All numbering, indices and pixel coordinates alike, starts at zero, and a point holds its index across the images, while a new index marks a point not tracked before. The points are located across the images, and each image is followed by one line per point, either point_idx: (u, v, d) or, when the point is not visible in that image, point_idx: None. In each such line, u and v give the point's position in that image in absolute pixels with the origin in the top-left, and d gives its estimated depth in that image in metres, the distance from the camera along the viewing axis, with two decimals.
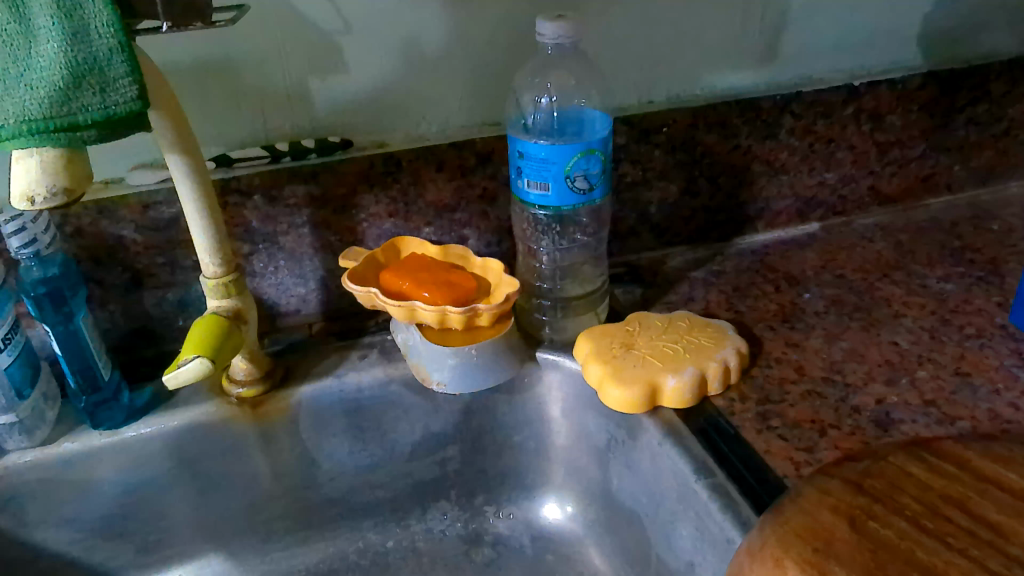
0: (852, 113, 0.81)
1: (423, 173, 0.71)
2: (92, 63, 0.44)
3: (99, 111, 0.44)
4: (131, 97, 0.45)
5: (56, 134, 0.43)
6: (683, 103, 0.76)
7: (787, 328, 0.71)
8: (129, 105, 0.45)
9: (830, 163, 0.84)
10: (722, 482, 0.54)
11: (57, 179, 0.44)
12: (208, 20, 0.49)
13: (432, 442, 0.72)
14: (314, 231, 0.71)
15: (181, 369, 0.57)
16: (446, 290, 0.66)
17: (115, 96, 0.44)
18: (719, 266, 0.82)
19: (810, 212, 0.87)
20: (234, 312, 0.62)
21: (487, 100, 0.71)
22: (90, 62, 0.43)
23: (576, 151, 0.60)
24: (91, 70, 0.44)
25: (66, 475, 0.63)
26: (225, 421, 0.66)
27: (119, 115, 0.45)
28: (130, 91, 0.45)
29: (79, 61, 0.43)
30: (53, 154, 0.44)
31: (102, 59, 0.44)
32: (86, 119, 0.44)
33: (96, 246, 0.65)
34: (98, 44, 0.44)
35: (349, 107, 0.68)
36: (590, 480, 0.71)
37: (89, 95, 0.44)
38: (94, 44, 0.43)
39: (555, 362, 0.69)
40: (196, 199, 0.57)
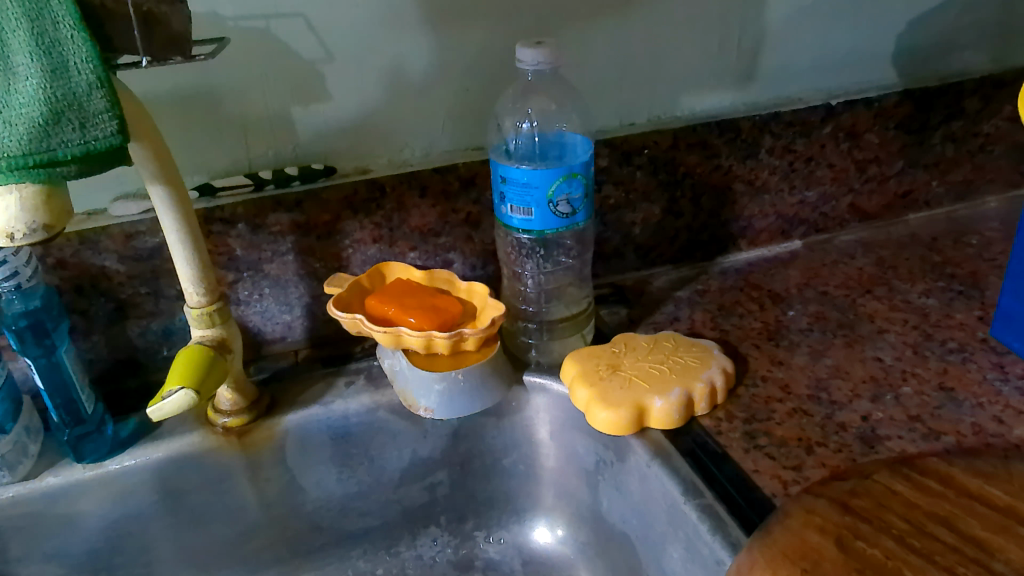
0: (830, 132, 0.82)
1: (406, 198, 0.71)
2: (71, 99, 0.44)
3: (79, 146, 0.44)
4: (111, 132, 0.45)
5: (35, 170, 0.44)
6: (663, 125, 0.77)
7: (772, 346, 0.72)
8: (109, 139, 0.45)
9: (811, 181, 0.85)
10: (711, 503, 0.54)
11: (37, 216, 0.45)
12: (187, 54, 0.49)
13: (421, 468, 0.71)
14: (299, 258, 0.71)
15: (165, 401, 0.57)
16: (431, 315, 0.67)
17: (95, 131, 0.45)
18: (704, 285, 0.83)
19: (792, 230, 0.88)
20: (218, 341, 0.61)
21: (470, 125, 0.71)
22: (70, 98, 0.44)
23: (558, 175, 0.61)
24: (71, 106, 0.44)
25: (49, 510, 0.62)
26: (211, 452, 0.65)
27: (99, 150, 0.45)
28: (110, 126, 0.45)
29: (59, 97, 0.43)
30: (32, 191, 0.45)
31: (81, 95, 0.44)
32: (65, 154, 0.44)
33: (79, 277, 0.65)
34: (77, 80, 0.44)
35: (332, 134, 0.68)
36: (580, 502, 0.70)
37: (68, 130, 0.44)
38: (73, 80, 0.44)
39: (541, 385, 0.69)
40: (179, 229, 0.57)
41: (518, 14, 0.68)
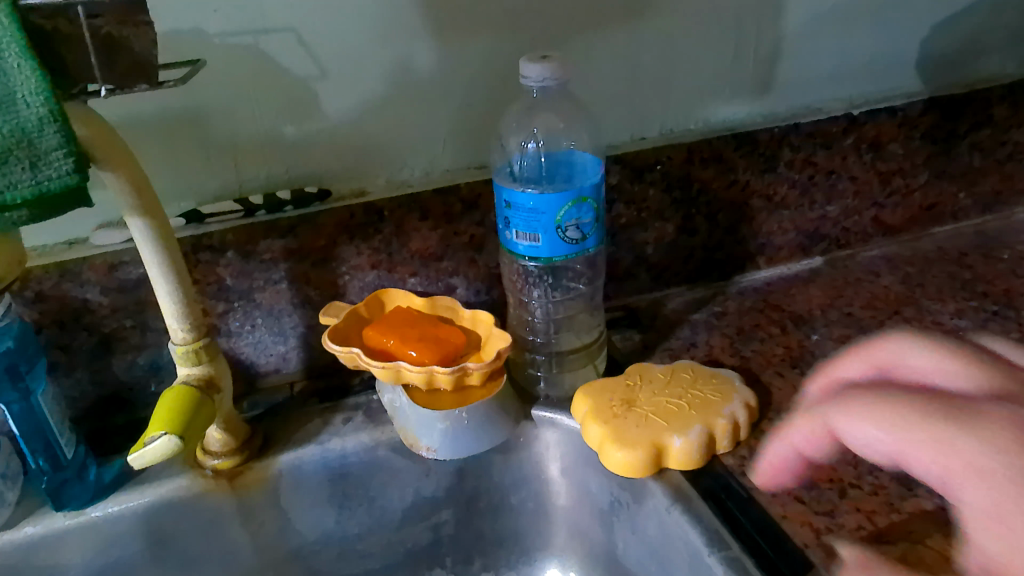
0: (852, 143, 0.78)
1: (406, 221, 0.67)
2: (20, 135, 0.40)
3: (31, 188, 0.41)
4: (66, 171, 0.41)
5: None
6: (677, 138, 0.73)
7: (797, 374, 0.67)
8: (64, 179, 0.41)
9: (832, 195, 0.80)
10: (739, 556, 0.50)
11: None
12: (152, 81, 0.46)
13: (425, 507, 0.67)
14: (293, 286, 0.67)
15: (148, 447, 0.53)
16: (433, 346, 0.62)
17: (48, 170, 0.41)
18: (721, 306, 0.78)
19: (813, 246, 0.83)
20: (206, 380, 0.57)
21: (472, 143, 0.67)
22: (18, 134, 0.40)
23: (567, 200, 0.57)
24: (20, 142, 0.40)
25: (27, 562, 0.58)
26: (201, 497, 0.61)
27: (53, 191, 0.41)
28: (65, 165, 0.41)
29: (6, 133, 0.39)
30: None
31: (31, 131, 0.40)
32: (14, 197, 0.40)
33: (60, 310, 0.61)
34: (26, 114, 0.40)
35: (326, 155, 0.64)
36: (594, 543, 0.66)
37: (18, 170, 0.40)
38: (21, 115, 0.40)
39: (551, 420, 0.65)
40: (161, 263, 0.53)
41: (522, 25, 0.64)
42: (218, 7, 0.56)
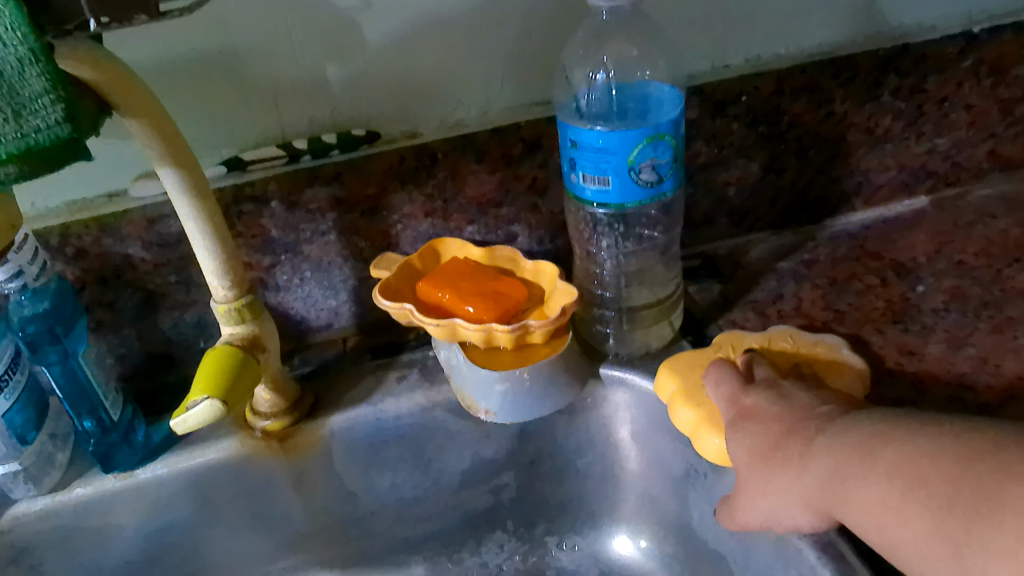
0: (970, 67, 0.67)
1: (461, 166, 0.61)
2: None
3: (16, 142, 0.37)
4: (55, 122, 0.38)
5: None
6: (766, 66, 0.64)
7: (899, 331, 0.60)
8: (53, 130, 0.38)
9: (943, 127, 0.70)
10: (835, 541, 0.44)
11: None
12: (153, 12, 0.40)
13: (485, 470, 0.63)
14: (343, 238, 0.62)
15: (191, 412, 0.49)
16: (492, 302, 0.57)
17: (34, 121, 0.37)
18: (811, 254, 0.70)
19: (917, 185, 0.74)
20: (250, 339, 0.54)
21: (535, 76, 0.60)
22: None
23: (642, 137, 0.50)
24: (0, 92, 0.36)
25: (81, 523, 0.56)
26: (251, 459, 0.58)
27: (41, 145, 0.38)
28: (53, 113, 0.37)
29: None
30: None
31: (13, 76, 0.36)
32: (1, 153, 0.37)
33: (101, 268, 0.58)
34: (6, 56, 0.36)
35: (373, 94, 0.58)
36: (666, 512, 0.61)
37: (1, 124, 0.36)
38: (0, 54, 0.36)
39: (621, 379, 0.60)
40: (197, 216, 0.49)
41: None
42: None
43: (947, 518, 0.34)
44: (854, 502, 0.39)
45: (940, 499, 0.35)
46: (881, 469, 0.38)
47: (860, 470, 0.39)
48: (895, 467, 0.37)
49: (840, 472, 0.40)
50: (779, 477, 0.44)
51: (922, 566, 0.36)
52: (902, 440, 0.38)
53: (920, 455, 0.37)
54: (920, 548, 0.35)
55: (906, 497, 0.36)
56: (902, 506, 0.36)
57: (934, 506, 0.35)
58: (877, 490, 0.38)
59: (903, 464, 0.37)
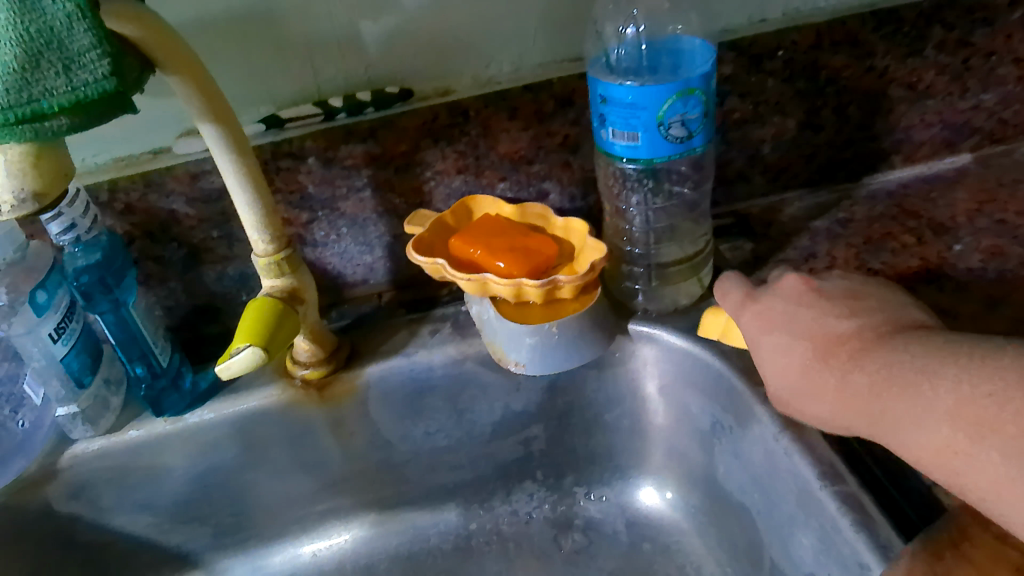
0: (1021, 18, 0.65)
1: (493, 122, 0.62)
2: (49, 36, 0.37)
3: (66, 94, 0.38)
4: (102, 75, 0.39)
5: (20, 124, 0.38)
6: (804, 19, 0.63)
7: (933, 290, 0.60)
8: (100, 83, 0.39)
9: (989, 81, 0.68)
10: (855, 492, 0.45)
11: (26, 182, 0.40)
12: None
13: (515, 422, 0.65)
14: (377, 194, 0.64)
15: (233, 359, 0.52)
16: (522, 258, 0.58)
17: (83, 74, 0.38)
18: (846, 213, 0.70)
19: (961, 142, 0.72)
20: (289, 291, 0.56)
21: (568, 32, 0.60)
22: (47, 35, 0.37)
23: (672, 92, 0.50)
24: (50, 45, 0.37)
25: (135, 463, 0.60)
26: (291, 407, 0.61)
27: (90, 97, 0.39)
28: (101, 68, 0.39)
29: (33, 34, 0.37)
30: (18, 152, 0.39)
31: (61, 30, 0.37)
32: (51, 105, 0.38)
33: (149, 222, 0.60)
34: (53, 11, 0.37)
35: (406, 51, 0.59)
36: (693, 465, 0.62)
37: (52, 76, 0.38)
38: (48, 10, 0.37)
39: (649, 335, 0.60)
40: (237, 171, 0.51)
41: None
42: None
43: (1022, 470, 0.33)
44: (913, 442, 0.38)
45: (1018, 447, 0.33)
46: (942, 410, 0.36)
47: (913, 413, 0.38)
48: (953, 405, 0.36)
49: (899, 404, 0.39)
50: (823, 412, 0.44)
51: (999, 507, 0.34)
52: (973, 373, 0.36)
53: (984, 396, 0.35)
54: (992, 488, 0.34)
55: (976, 441, 0.34)
56: (971, 451, 0.35)
57: (1011, 454, 0.33)
58: (938, 433, 0.36)
59: (959, 405, 0.36)
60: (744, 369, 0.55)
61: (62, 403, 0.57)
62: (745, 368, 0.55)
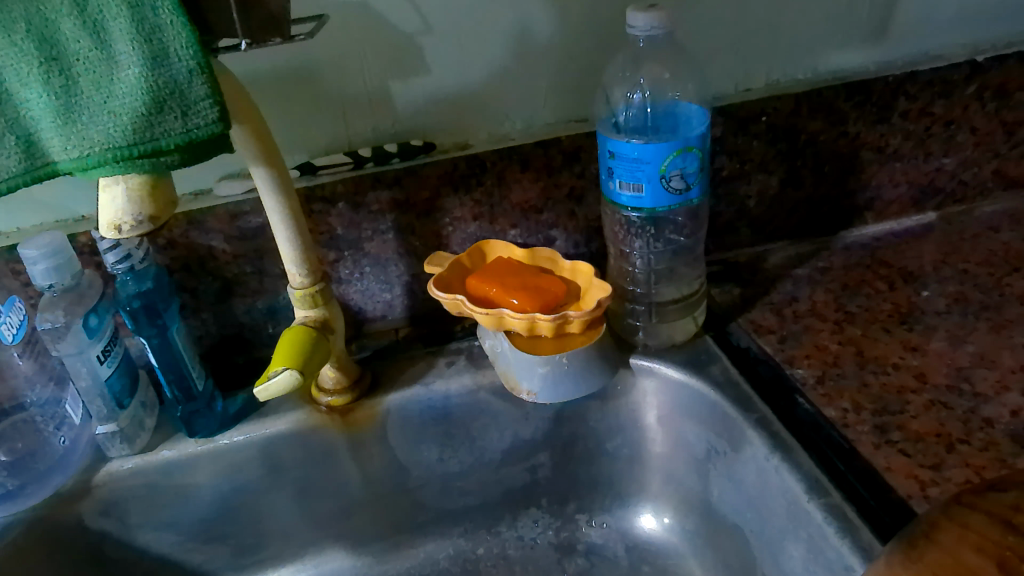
0: (975, 91, 0.73)
1: (508, 174, 0.68)
2: (172, 87, 0.42)
3: (181, 135, 0.43)
4: (212, 120, 0.44)
5: (140, 162, 0.43)
6: (784, 89, 0.71)
7: (904, 330, 0.66)
8: (210, 128, 0.44)
9: (950, 147, 0.76)
10: (839, 503, 0.50)
11: (143, 208, 0.44)
12: (286, 35, 0.47)
13: (523, 449, 0.69)
14: (399, 236, 0.69)
15: (271, 382, 0.57)
16: (534, 295, 0.64)
17: (197, 119, 0.43)
18: (825, 262, 0.76)
19: (926, 201, 0.80)
20: (321, 321, 0.61)
21: (576, 95, 0.68)
22: (171, 86, 0.42)
23: (672, 149, 0.57)
24: (172, 94, 0.43)
25: (166, 481, 0.64)
26: (316, 430, 0.66)
27: (201, 139, 0.44)
28: (211, 114, 0.44)
29: (160, 85, 0.42)
30: (138, 182, 0.44)
31: (183, 82, 0.43)
32: (168, 144, 0.43)
33: (188, 256, 0.65)
34: (179, 67, 0.42)
35: (430, 109, 0.66)
36: (689, 491, 0.67)
37: (170, 120, 0.43)
38: (174, 67, 0.42)
39: (650, 369, 0.66)
40: (282, 210, 0.56)
41: None
42: None
43: None
44: None
45: None
46: None
47: None
48: None
49: None
50: None
51: None
52: None
53: None
54: None
55: None
56: None
57: None
58: None
59: None
60: (736, 398, 0.60)
61: (102, 422, 0.62)
62: (737, 397, 0.61)
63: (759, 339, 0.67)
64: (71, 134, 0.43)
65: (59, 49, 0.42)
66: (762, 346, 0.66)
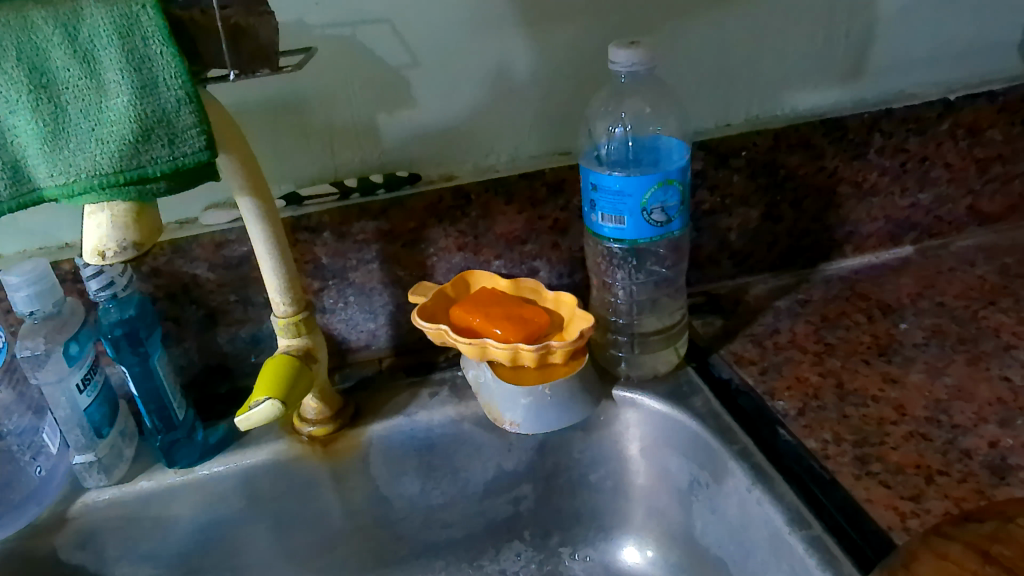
0: (948, 129, 0.75)
1: (493, 205, 0.69)
2: (161, 115, 0.43)
3: (168, 163, 0.44)
4: (199, 148, 0.44)
5: (126, 188, 0.44)
6: (763, 125, 0.72)
7: (883, 361, 0.67)
8: (197, 156, 0.44)
9: (925, 183, 0.78)
10: (820, 535, 0.50)
11: (128, 233, 0.44)
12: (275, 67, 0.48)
13: (506, 481, 0.69)
14: (384, 266, 0.70)
15: (253, 411, 0.57)
16: (517, 325, 0.64)
17: (184, 147, 0.44)
18: (805, 294, 0.77)
19: (904, 235, 0.81)
20: (304, 350, 0.61)
21: (560, 129, 0.69)
22: (159, 114, 0.43)
23: (653, 182, 0.58)
24: (160, 123, 0.43)
25: (144, 513, 0.64)
26: (298, 460, 0.65)
27: (187, 166, 0.44)
28: (198, 142, 0.44)
29: (148, 113, 0.43)
30: (123, 208, 0.44)
31: (171, 111, 0.43)
32: (155, 171, 0.44)
33: (172, 285, 0.65)
34: (167, 96, 0.43)
35: (416, 141, 0.66)
36: (672, 523, 0.67)
37: (158, 147, 0.43)
38: (163, 96, 0.43)
39: (633, 400, 0.66)
40: (267, 239, 0.57)
41: (609, 13, 0.65)
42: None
43: None
44: None
45: None
46: None
47: None
48: None
49: None
50: None
51: None
52: None
53: None
54: None
55: None
56: None
57: None
58: None
59: None
60: (718, 429, 0.61)
61: (80, 451, 0.61)
62: (719, 428, 0.61)
63: (741, 370, 0.68)
64: (57, 161, 0.43)
65: (49, 77, 0.42)
66: (743, 378, 0.67)
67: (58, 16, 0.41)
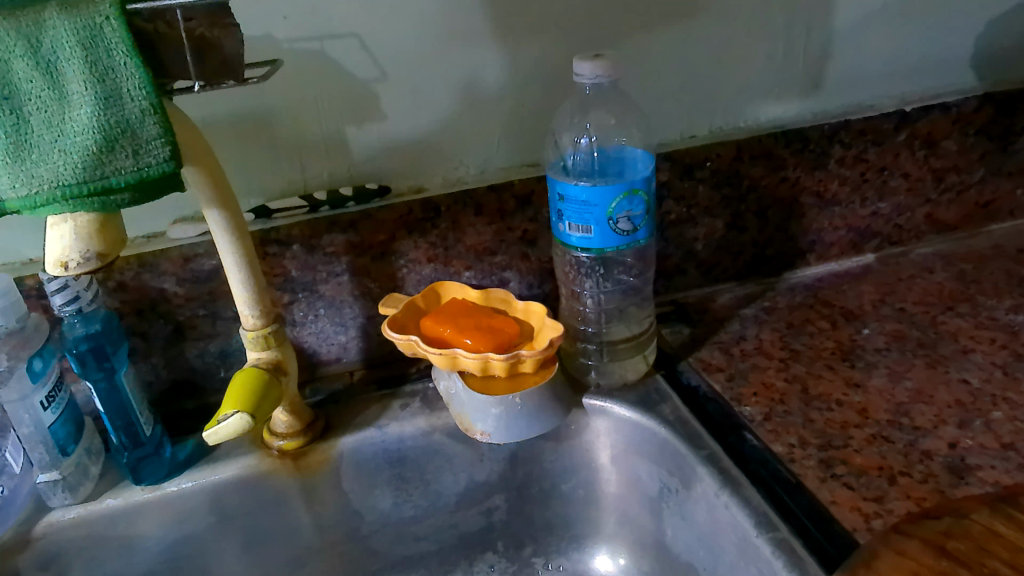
0: (905, 140, 0.78)
1: (462, 217, 0.69)
2: (125, 126, 0.43)
3: (132, 173, 0.44)
4: (164, 158, 0.44)
5: (89, 199, 0.43)
6: (727, 136, 0.74)
7: (846, 366, 0.68)
8: (161, 165, 0.44)
9: (884, 192, 0.80)
10: (787, 537, 0.51)
11: (91, 244, 0.45)
12: (240, 78, 0.48)
13: (477, 492, 0.69)
14: (354, 279, 0.70)
15: (221, 425, 0.56)
16: (487, 335, 0.64)
17: (148, 157, 0.44)
18: (770, 302, 0.79)
19: (865, 244, 0.83)
20: (274, 363, 0.61)
21: (527, 141, 0.70)
22: (123, 125, 0.43)
23: (619, 192, 0.59)
24: (124, 133, 0.43)
25: (109, 532, 0.63)
26: (268, 475, 0.65)
27: (152, 176, 0.44)
28: (163, 152, 0.44)
29: (112, 124, 0.43)
30: (86, 219, 0.44)
31: (134, 121, 0.43)
32: (119, 182, 0.44)
33: (139, 299, 0.65)
34: (131, 106, 0.43)
35: (386, 153, 0.67)
36: (643, 531, 0.67)
37: (122, 158, 0.43)
38: (127, 107, 0.43)
39: (602, 408, 0.67)
40: (234, 251, 0.56)
41: (574, 28, 0.66)
42: (286, 14, 0.59)
43: None
44: None
45: None
46: None
47: None
48: None
49: None
50: None
51: None
52: None
53: None
54: None
55: None
56: None
57: None
58: None
59: None
60: (687, 435, 0.62)
61: (44, 470, 0.61)
62: (688, 435, 0.62)
63: (708, 377, 0.69)
64: (19, 172, 0.42)
65: (11, 89, 0.42)
66: (711, 385, 0.68)
67: (21, 28, 0.42)
